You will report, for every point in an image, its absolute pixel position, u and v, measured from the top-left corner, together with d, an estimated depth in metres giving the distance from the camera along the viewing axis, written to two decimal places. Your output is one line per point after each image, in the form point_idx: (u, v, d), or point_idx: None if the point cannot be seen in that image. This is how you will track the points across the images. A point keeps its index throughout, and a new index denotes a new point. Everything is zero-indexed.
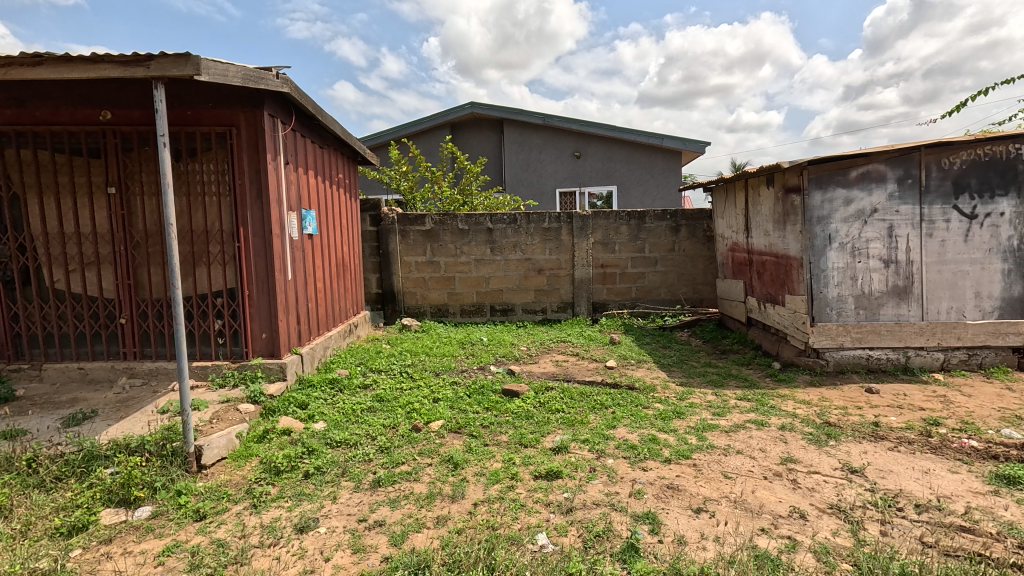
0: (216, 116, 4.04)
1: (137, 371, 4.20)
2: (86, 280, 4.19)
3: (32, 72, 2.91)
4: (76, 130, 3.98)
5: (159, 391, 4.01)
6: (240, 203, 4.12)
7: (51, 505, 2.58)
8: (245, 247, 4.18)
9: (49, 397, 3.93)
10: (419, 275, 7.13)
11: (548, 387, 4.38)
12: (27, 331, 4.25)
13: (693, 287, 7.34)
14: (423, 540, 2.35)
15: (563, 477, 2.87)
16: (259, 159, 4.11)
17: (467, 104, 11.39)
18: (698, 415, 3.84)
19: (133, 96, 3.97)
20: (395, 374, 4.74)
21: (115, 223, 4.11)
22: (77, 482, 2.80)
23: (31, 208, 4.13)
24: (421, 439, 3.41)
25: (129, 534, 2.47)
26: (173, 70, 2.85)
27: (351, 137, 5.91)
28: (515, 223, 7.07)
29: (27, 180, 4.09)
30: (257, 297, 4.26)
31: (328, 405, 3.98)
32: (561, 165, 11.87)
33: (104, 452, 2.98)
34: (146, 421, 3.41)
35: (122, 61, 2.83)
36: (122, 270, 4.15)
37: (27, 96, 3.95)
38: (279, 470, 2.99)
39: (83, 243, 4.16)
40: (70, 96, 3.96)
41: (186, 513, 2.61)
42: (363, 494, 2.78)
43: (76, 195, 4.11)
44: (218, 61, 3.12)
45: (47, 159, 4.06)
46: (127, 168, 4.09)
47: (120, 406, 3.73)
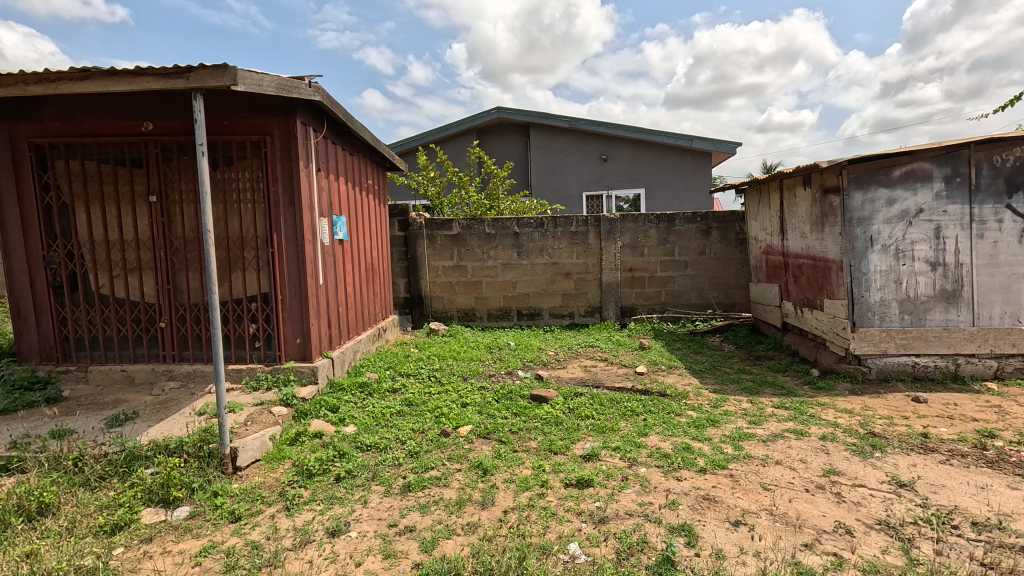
0: (250, 125, 4.14)
1: (176, 374, 4.32)
2: (129, 285, 4.34)
3: (80, 86, 3.01)
4: (121, 142, 4.15)
5: (196, 393, 4.12)
6: (273, 210, 4.22)
7: (95, 504, 2.67)
8: (278, 253, 4.26)
9: (94, 398, 4.07)
10: (445, 280, 7.17)
11: (577, 392, 4.33)
12: (75, 335, 4.44)
13: (725, 291, 7.16)
14: (453, 546, 2.34)
15: (595, 486, 2.81)
16: (292, 166, 4.19)
17: (493, 109, 11.46)
18: (733, 423, 3.73)
19: (174, 107, 4.10)
20: (424, 379, 4.75)
21: (156, 230, 4.26)
22: (119, 482, 2.89)
23: (78, 215, 4.32)
24: (450, 444, 3.41)
25: (168, 534, 2.53)
26: (211, 81, 2.92)
27: (380, 144, 5.98)
28: (542, 227, 7.02)
29: (75, 189, 4.28)
30: (289, 302, 4.34)
31: (359, 409, 4.02)
32: (587, 168, 11.79)
33: (145, 453, 3.06)
34: (184, 423, 3.50)
35: (163, 73, 2.92)
36: (162, 275, 4.28)
37: (75, 109, 4.13)
38: (312, 473, 3.02)
39: (126, 250, 4.32)
40: (114, 108, 4.12)
41: (222, 514, 2.66)
42: (393, 499, 2.78)
43: (120, 204, 4.27)
44: (255, 72, 3.19)
45: (94, 170, 4.25)
46: (167, 177, 4.22)
47: (160, 408, 3.84)
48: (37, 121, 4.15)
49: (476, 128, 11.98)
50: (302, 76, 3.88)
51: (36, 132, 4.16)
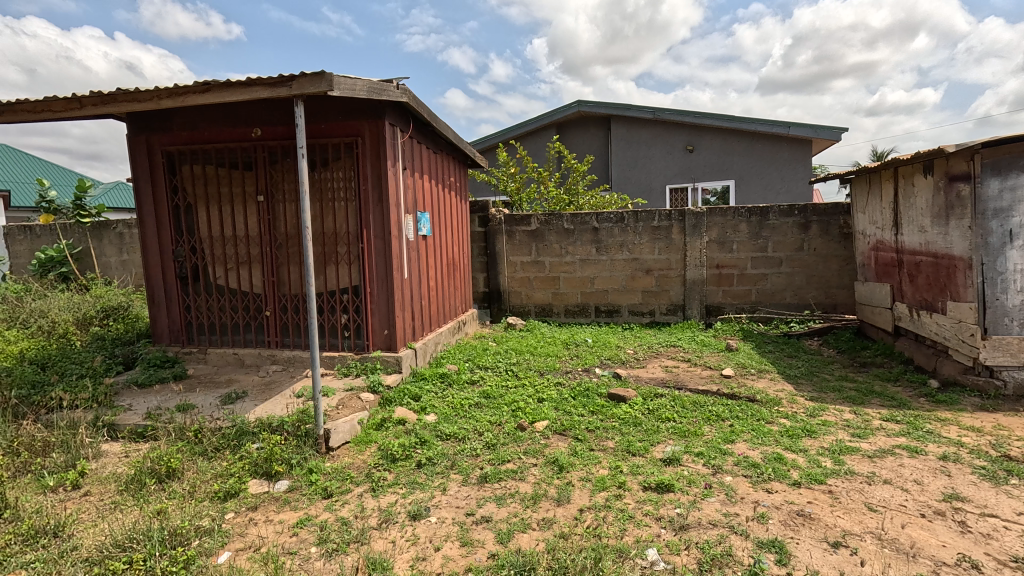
0: (344, 128, 4.41)
1: (278, 358, 4.73)
2: (240, 277, 4.81)
3: (201, 98, 3.35)
4: (235, 147, 4.59)
5: (295, 377, 4.48)
6: (364, 207, 4.46)
7: (211, 472, 2.99)
8: (368, 248, 4.51)
9: (212, 377, 4.56)
10: (524, 275, 7.22)
11: (657, 393, 4.18)
12: (197, 320, 4.99)
13: (825, 291, 6.58)
14: (528, 541, 2.35)
15: (675, 491, 2.70)
16: (381, 166, 4.41)
17: (573, 103, 11.33)
18: (833, 435, 3.41)
19: (279, 114, 4.47)
20: (502, 372, 4.82)
21: (263, 226, 4.67)
22: (231, 454, 3.21)
23: (200, 214, 4.85)
24: (527, 438, 3.43)
25: (270, 504, 2.77)
26: (310, 88, 3.14)
27: (462, 142, 6.12)
28: (622, 222, 6.85)
29: (198, 191, 4.81)
30: (377, 294, 4.59)
31: (439, 399, 4.17)
32: (672, 160, 11.31)
33: (252, 429, 3.38)
34: (285, 403, 3.82)
35: (270, 83, 3.17)
36: (268, 268, 4.70)
37: (199, 119, 4.63)
38: (395, 457, 3.18)
39: (238, 245, 4.78)
40: (229, 116, 4.56)
41: (316, 490, 2.87)
42: (471, 488, 2.85)
43: (234, 203, 4.73)
44: (348, 77, 3.38)
45: (213, 173, 4.74)
46: (273, 178, 4.61)
47: (265, 388, 4.22)
48: (169, 131, 4.71)
49: (556, 122, 11.92)
50: (390, 79, 4.05)
51: (168, 141, 4.72)
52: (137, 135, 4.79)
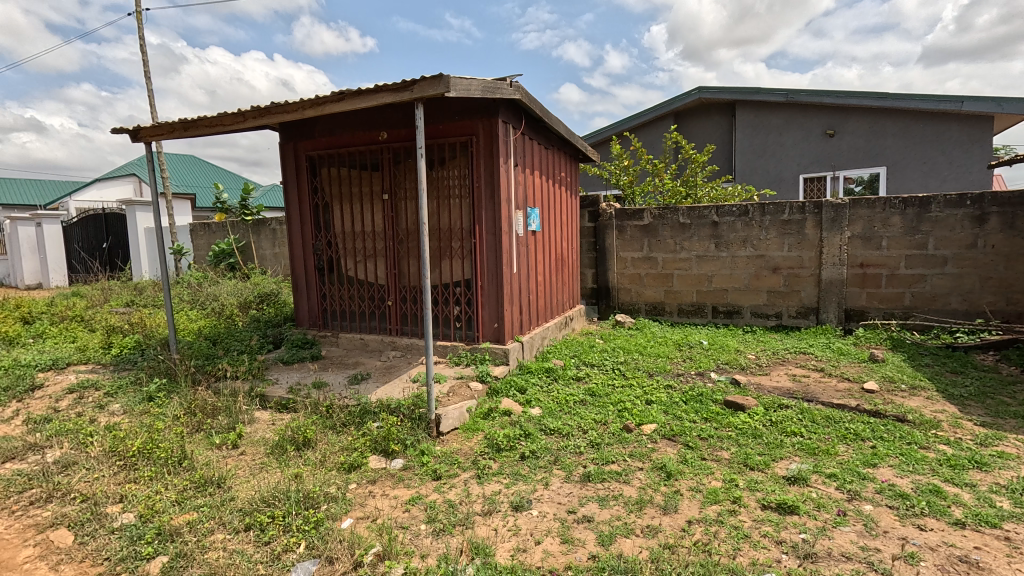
0: (460, 128, 4.59)
1: (398, 345, 5.10)
2: (367, 269, 5.26)
3: (337, 106, 3.67)
4: (365, 150, 5.02)
5: (412, 363, 4.79)
6: (476, 203, 4.62)
7: (339, 445, 3.32)
8: (479, 243, 4.66)
9: (342, 359, 5.06)
10: (634, 272, 6.99)
11: (781, 404, 3.80)
12: (331, 307, 5.57)
13: (1006, 296, 5.48)
14: (631, 546, 2.27)
15: (800, 514, 2.43)
16: (493, 163, 4.53)
17: (694, 89, 10.68)
18: (1012, 470, 2.83)
19: (403, 117, 4.79)
20: (608, 371, 4.72)
21: (387, 223, 5.06)
22: (356, 429, 3.54)
23: (335, 212, 5.39)
24: (632, 440, 3.32)
25: (387, 479, 3.00)
26: (430, 90, 3.30)
27: (574, 136, 6.07)
28: (746, 216, 6.31)
29: (334, 191, 5.34)
30: (487, 288, 4.73)
31: (545, 393, 4.20)
32: (807, 146, 10.17)
33: (373, 408, 3.69)
34: (402, 387, 4.11)
35: (394, 88, 3.38)
36: (390, 261, 5.08)
37: (336, 126, 5.14)
38: (500, 447, 3.26)
39: (366, 240, 5.23)
40: (361, 122, 5.00)
41: (427, 471, 3.04)
42: (573, 486, 2.83)
43: (363, 202, 5.18)
44: (465, 78, 3.50)
45: (346, 174, 5.23)
46: (396, 177, 4.97)
47: (385, 372, 4.59)
48: (311, 138, 5.29)
49: (674, 111, 11.34)
50: (504, 77, 4.14)
51: (311, 146, 5.30)
52: (287, 142, 5.45)
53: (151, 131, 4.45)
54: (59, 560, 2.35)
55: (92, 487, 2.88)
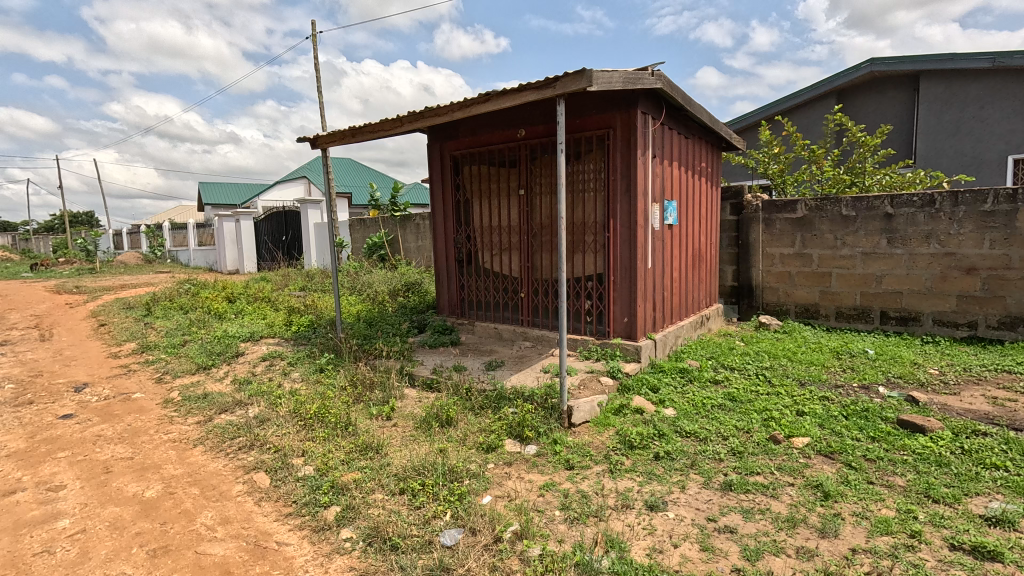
0: (598, 121, 4.57)
1: (529, 336, 5.25)
2: (502, 262, 5.50)
3: (483, 107, 3.88)
4: (504, 147, 5.24)
5: (543, 354, 4.91)
6: (611, 197, 4.57)
7: (478, 426, 3.53)
8: (613, 237, 4.61)
9: (478, 346, 5.37)
10: (783, 270, 6.36)
11: (977, 430, 3.19)
12: (469, 297, 5.93)
13: None
14: (781, 566, 2.10)
15: (1004, 563, 2.04)
16: (631, 155, 4.43)
17: (864, 62, 9.35)
18: None
19: (541, 114, 4.90)
20: (751, 376, 4.37)
21: (523, 217, 5.23)
22: (492, 413, 3.74)
23: (475, 207, 5.71)
24: (781, 453, 3.05)
25: (522, 463, 3.13)
26: (573, 86, 3.33)
27: (718, 123, 5.68)
28: (931, 206, 5.37)
29: (474, 187, 5.67)
30: (620, 283, 4.66)
31: (679, 394, 4.03)
32: (1020, 120, 8.30)
33: (509, 395, 3.87)
34: (534, 376, 4.25)
35: (537, 86, 3.48)
36: (524, 254, 5.25)
37: (478, 126, 5.44)
38: (633, 445, 3.21)
39: (502, 234, 5.47)
40: (501, 121, 5.23)
41: (560, 460, 3.12)
42: (712, 493, 2.69)
43: (500, 197, 5.42)
44: (607, 71, 3.48)
45: (486, 171, 5.51)
46: (532, 173, 5.11)
47: (518, 361, 4.77)
48: (456, 138, 5.67)
49: (838, 89, 10.03)
50: (646, 66, 4.03)
51: (455, 146, 5.69)
52: (434, 143, 5.91)
53: (327, 138, 5.12)
54: (260, 497, 2.85)
55: (282, 441, 3.44)
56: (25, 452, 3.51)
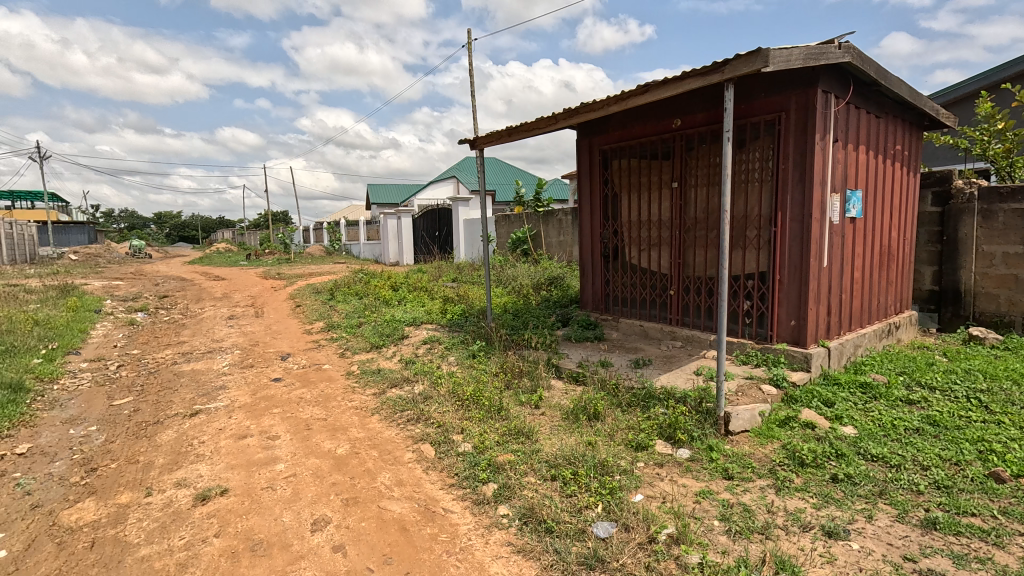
0: (767, 105, 4.17)
1: (678, 335, 5.02)
2: (651, 257, 5.33)
3: (640, 99, 3.78)
4: (657, 139, 5.06)
5: (694, 356, 4.66)
6: (781, 188, 4.15)
7: (626, 423, 3.49)
8: (781, 232, 4.18)
9: (623, 343, 5.29)
10: (1007, 272, 5.14)
11: None
12: (613, 293, 5.86)
13: None
14: None
15: None
16: (807, 140, 3.97)
17: None
18: None
19: (700, 101, 4.63)
20: (959, 398, 3.65)
21: (675, 211, 5.01)
22: (642, 411, 3.65)
23: (623, 202, 5.61)
24: (1006, 495, 2.51)
25: (675, 466, 3.01)
26: (745, 68, 3.08)
27: (920, 97, 4.81)
28: None
29: (623, 181, 5.57)
30: (787, 283, 4.21)
31: (861, 411, 3.53)
32: None
33: (659, 394, 3.75)
34: (686, 378, 4.05)
35: (703, 72, 3.28)
36: (675, 250, 5.02)
37: (629, 118, 5.33)
38: (804, 461, 2.90)
39: (652, 229, 5.30)
40: (655, 112, 5.05)
41: (717, 468, 2.94)
42: (909, 529, 2.32)
43: (651, 191, 5.24)
44: (786, 48, 3.15)
45: (636, 165, 5.38)
46: (688, 165, 4.85)
47: (666, 361, 4.59)
48: (606, 132, 5.62)
49: None
50: (831, 39, 3.58)
51: (605, 141, 5.64)
52: (583, 138, 5.93)
53: (484, 139, 5.43)
54: (427, 466, 3.17)
55: (443, 418, 3.77)
56: (251, 405, 4.34)
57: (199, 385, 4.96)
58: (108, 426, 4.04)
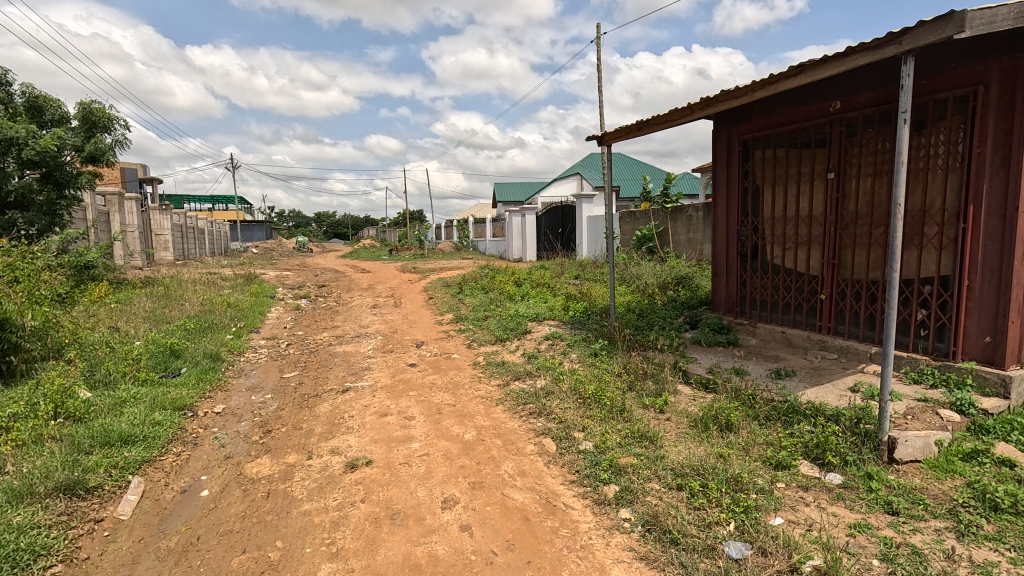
0: (958, 78, 3.51)
1: (829, 346, 4.46)
2: (798, 258, 4.80)
3: (792, 82, 3.41)
4: (810, 125, 4.53)
5: (848, 369, 4.10)
6: (974, 176, 3.47)
7: (764, 438, 3.19)
8: (973, 229, 3.50)
9: (760, 350, 4.84)
10: None
11: None
12: (751, 295, 5.39)
13: None
14: None
15: None
16: (1014, 117, 3.27)
17: None
18: None
19: (867, 79, 4.05)
20: None
21: (830, 206, 4.45)
22: (783, 427, 3.31)
23: (766, 196, 5.13)
24: None
25: (822, 492, 2.69)
26: (931, 36, 2.61)
27: None
28: None
29: (766, 174, 5.09)
30: (980, 290, 3.52)
31: None
32: None
33: (804, 410, 3.37)
34: (838, 394, 3.59)
35: (874, 46, 2.86)
36: (829, 249, 4.46)
37: (776, 104, 4.85)
38: (998, 505, 2.40)
39: (800, 225, 4.77)
40: (808, 95, 4.53)
41: (877, 500, 2.56)
42: None
43: (800, 183, 4.72)
44: (989, 8, 2.62)
45: (783, 155, 4.88)
46: (848, 152, 4.27)
47: (814, 373, 4.11)
48: (747, 121, 5.18)
49: None
50: None
51: (746, 130, 5.19)
52: (720, 129, 5.52)
53: (613, 134, 5.32)
54: (548, 460, 3.22)
55: (565, 414, 3.79)
56: (391, 387, 4.78)
57: (349, 366, 5.58)
58: (279, 395, 4.73)
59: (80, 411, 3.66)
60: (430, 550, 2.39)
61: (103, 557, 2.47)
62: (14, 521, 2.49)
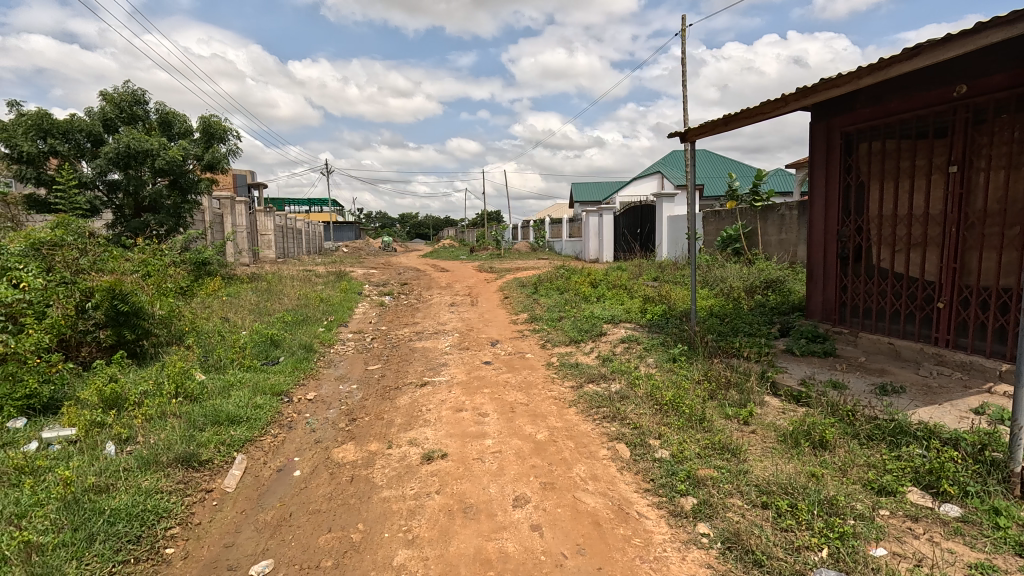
0: None
1: (947, 361, 3.96)
2: (910, 261, 4.32)
3: (908, 65, 3.06)
4: (927, 113, 4.05)
5: (971, 388, 3.62)
6: None
7: (865, 459, 2.90)
8: None
9: (862, 362, 4.40)
10: None
11: None
12: (851, 302, 4.92)
13: None
14: None
15: None
16: None
17: None
18: None
19: (1000, 59, 3.56)
20: None
21: (951, 203, 3.95)
22: (888, 448, 2.99)
23: (872, 193, 4.67)
24: None
25: (935, 525, 2.39)
26: None
27: None
28: None
29: (873, 168, 4.64)
30: None
31: None
32: None
33: (915, 431, 3.02)
34: (957, 416, 3.19)
35: (1010, 19, 2.50)
36: (949, 252, 3.97)
37: (886, 92, 4.40)
38: None
39: (913, 225, 4.28)
40: (925, 80, 4.07)
41: (1006, 539, 2.23)
42: None
43: (915, 178, 4.24)
44: None
45: (894, 147, 4.42)
46: (975, 142, 3.77)
47: (927, 390, 3.67)
48: (851, 111, 4.74)
49: None
50: None
51: (849, 122, 4.75)
52: (819, 122, 5.10)
53: (697, 130, 5.08)
54: (622, 466, 3.14)
55: (640, 420, 3.69)
56: (466, 383, 4.91)
57: (428, 361, 5.79)
58: (364, 386, 5.02)
59: (196, 392, 4.11)
60: (500, 547, 2.42)
61: (212, 523, 2.75)
62: (142, 485, 2.85)
